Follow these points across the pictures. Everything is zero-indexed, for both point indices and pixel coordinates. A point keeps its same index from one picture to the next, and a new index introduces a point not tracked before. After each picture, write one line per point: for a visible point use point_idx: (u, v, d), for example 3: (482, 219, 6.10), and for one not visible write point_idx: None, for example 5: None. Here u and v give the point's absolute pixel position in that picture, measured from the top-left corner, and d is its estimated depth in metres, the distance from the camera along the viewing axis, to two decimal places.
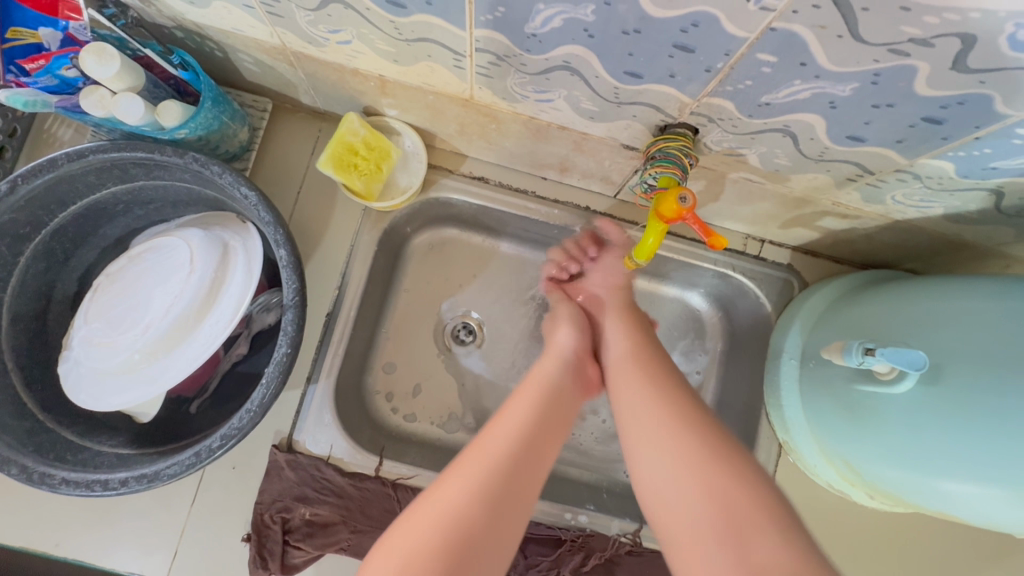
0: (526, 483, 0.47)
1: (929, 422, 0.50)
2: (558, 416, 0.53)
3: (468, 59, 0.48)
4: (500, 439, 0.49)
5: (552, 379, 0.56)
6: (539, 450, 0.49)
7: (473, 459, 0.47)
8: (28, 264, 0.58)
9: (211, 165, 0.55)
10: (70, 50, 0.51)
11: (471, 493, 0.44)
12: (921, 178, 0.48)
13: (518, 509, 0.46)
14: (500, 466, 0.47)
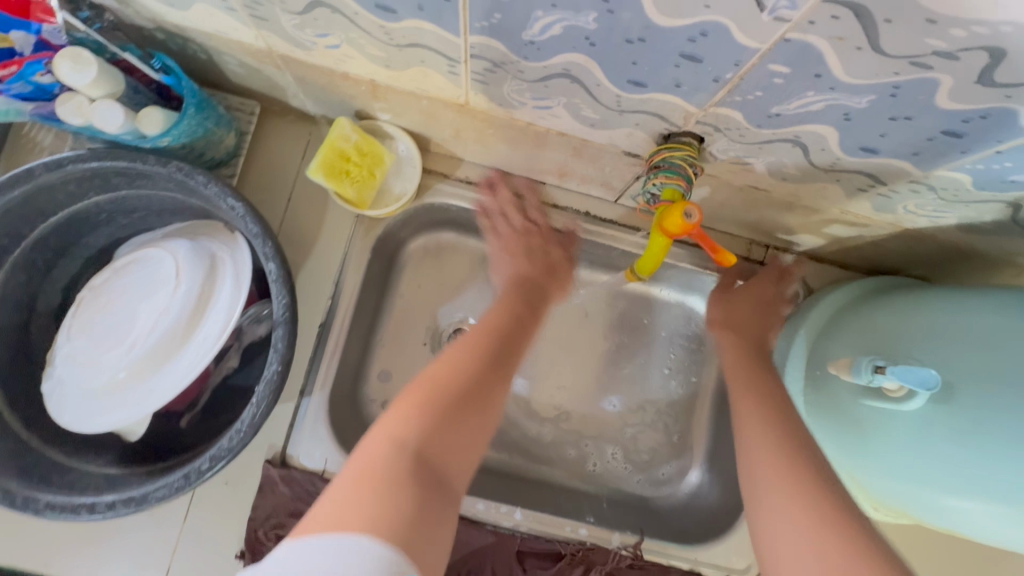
0: (506, 365, 0.55)
1: (931, 436, 0.50)
2: (530, 319, 0.61)
3: (463, 65, 0.46)
4: (484, 330, 0.57)
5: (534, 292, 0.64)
6: (515, 340, 0.57)
7: (462, 339, 0.55)
8: (8, 277, 0.56)
9: (196, 175, 0.53)
10: (43, 55, 0.48)
11: (463, 361, 0.51)
12: (935, 190, 0.47)
13: (498, 381, 0.53)
14: (485, 345, 0.54)
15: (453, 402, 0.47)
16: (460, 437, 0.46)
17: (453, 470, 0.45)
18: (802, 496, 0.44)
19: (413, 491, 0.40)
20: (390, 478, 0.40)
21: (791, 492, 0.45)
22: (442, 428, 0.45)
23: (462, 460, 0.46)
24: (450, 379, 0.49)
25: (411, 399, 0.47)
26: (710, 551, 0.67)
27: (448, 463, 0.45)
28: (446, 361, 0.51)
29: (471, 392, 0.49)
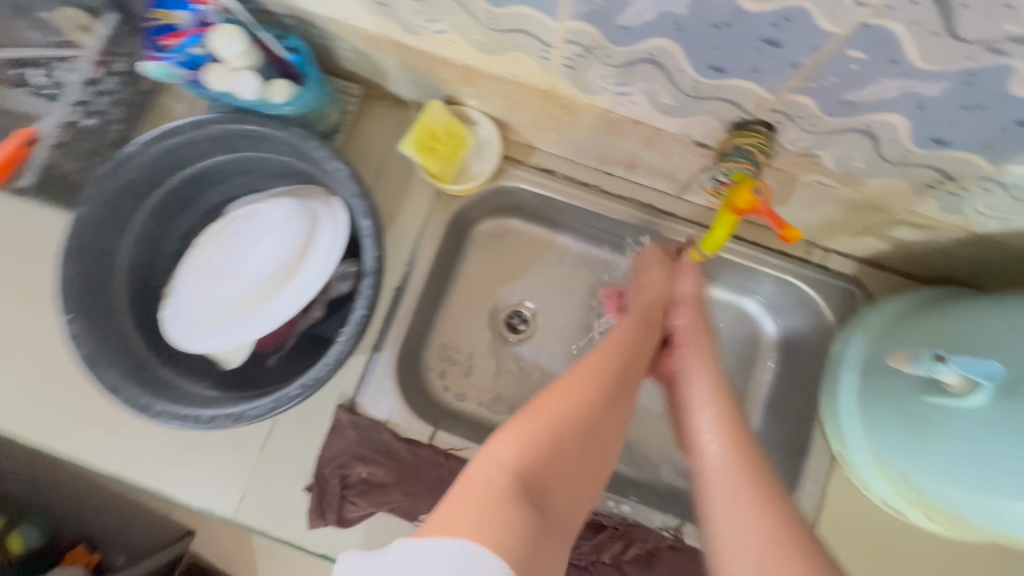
0: (615, 414, 0.52)
1: (989, 431, 0.49)
2: (637, 366, 0.57)
3: (556, 50, 0.51)
4: (597, 372, 0.53)
5: (647, 327, 0.62)
6: (627, 382, 0.55)
7: (574, 376, 0.52)
8: (144, 219, 0.65)
9: (310, 140, 0.61)
10: (201, 30, 0.58)
11: (579, 394, 0.50)
12: (1006, 187, 0.48)
13: (600, 443, 0.50)
14: (601, 387, 0.51)
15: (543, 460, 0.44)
16: (569, 478, 0.45)
17: (562, 506, 0.44)
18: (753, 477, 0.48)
19: (527, 518, 0.39)
20: (497, 502, 0.38)
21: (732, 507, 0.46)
22: (550, 468, 0.44)
23: (564, 497, 0.44)
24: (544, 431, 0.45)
25: (466, 503, 0.38)
26: None
27: (557, 500, 0.43)
28: (540, 404, 0.48)
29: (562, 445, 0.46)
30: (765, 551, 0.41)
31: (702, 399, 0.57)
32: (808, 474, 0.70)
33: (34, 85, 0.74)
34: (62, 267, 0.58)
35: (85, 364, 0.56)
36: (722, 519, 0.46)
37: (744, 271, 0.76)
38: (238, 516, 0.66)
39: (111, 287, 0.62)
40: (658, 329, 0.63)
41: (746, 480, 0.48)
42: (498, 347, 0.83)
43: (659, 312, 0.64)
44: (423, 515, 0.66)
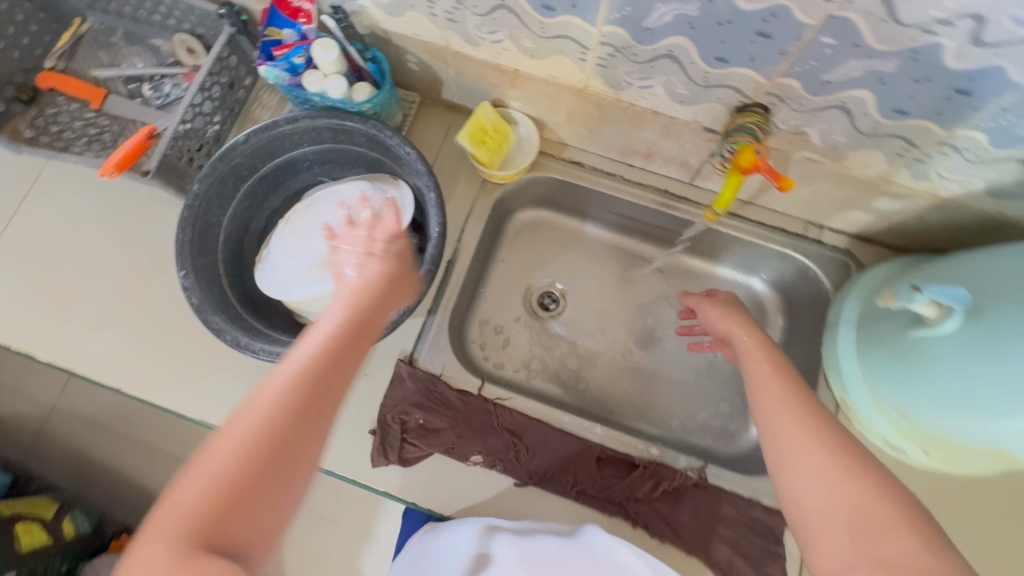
0: (314, 425, 0.43)
1: (972, 349, 0.58)
2: (343, 359, 0.47)
3: (592, 52, 0.64)
4: (287, 390, 0.43)
5: (353, 307, 0.50)
6: (333, 381, 0.45)
7: (252, 407, 0.42)
8: (240, 199, 0.77)
9: (385, 130, 0.73)
10: (303, 43, 0.71)
11: (259, 420, 0.42)
12: (960, 151, 0.59)
13: (316, 434, 0.43)
14: (291, 408, 0.43)
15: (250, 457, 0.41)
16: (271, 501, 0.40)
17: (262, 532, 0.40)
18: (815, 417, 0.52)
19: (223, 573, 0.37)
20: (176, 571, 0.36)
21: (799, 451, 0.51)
22: (238, 508, 0.39)
23: (268, 530, 0.40)
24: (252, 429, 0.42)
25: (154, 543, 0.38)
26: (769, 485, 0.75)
27: (251, 529, 0.40)
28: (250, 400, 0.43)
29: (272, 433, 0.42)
30: (836, 483, 0.47)
31: (766, 385, 0.57)
32: None
33: (146, 97, 0.89)
34: (180, 232, 0.69)
35: (197, 310, 0.67)
36: (794, 473, 0.50)
37: (750, 248, 0.87)
38: None
39: (214, 253, 0.73)
40: (387, 300, 0.53)
41: (816, 431, 0.51)
42: (532, 322, 0.93)
43: (358, 291, 0.52)
44: (474, 456, 0.74)
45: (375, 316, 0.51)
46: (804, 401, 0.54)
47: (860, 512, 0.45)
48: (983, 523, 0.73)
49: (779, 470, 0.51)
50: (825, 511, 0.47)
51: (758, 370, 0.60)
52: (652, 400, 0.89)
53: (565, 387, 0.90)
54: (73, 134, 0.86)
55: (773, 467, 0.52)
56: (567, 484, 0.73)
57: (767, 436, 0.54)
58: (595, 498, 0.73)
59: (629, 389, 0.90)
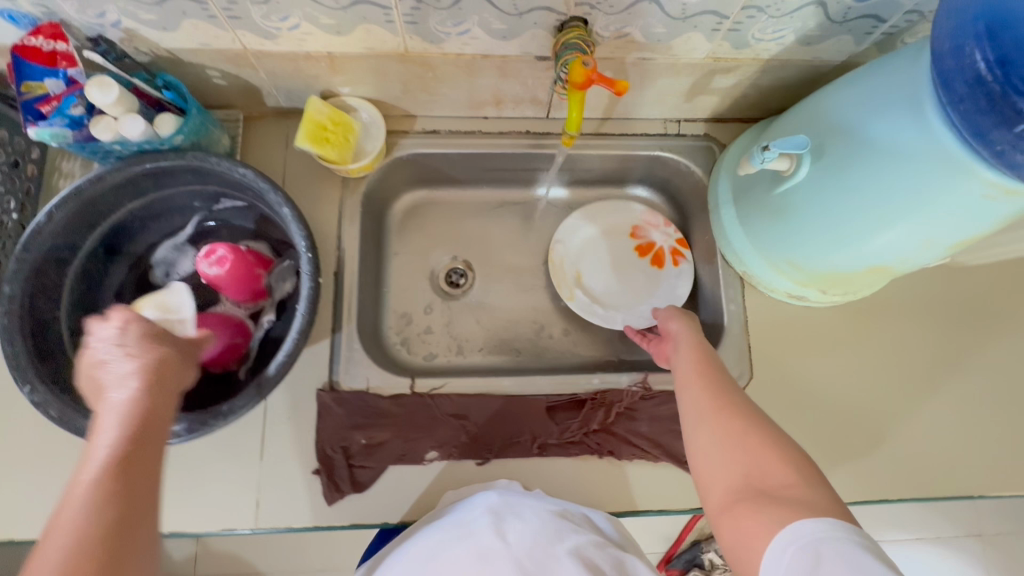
0: (140, 517, 0.41)
1: (826, 188, 0.62)
2: (138, 489, 0.41)
3: (394, 10, 0.60)
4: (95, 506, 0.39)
5: (133, 421, 0.44)
6: (138, 502, 0.41)
7: (58, 537, 0.38)
8: (72, 286, 0.67)
9: (209, 157, 0.66)
10: (74, 90, 0.62)
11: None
12: (763, 9, 0.62)
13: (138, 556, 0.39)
14: (104, 522, 0.39)
15: None
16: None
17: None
18: (721, 388, 0.57)
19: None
20: None
21: (714, 425, 0.53)
22: None
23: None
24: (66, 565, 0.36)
25: None
26: None
27: None
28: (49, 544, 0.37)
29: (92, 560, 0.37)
30: (735, 438, 0.52)
31: (684, 371, 0.60)
32: (730, 299, 0.83)
33: None
34: (5, 344, 0.59)
35: (60, 422, 0.58)
36: (716, 473, 0.51)
37: (623, 162, 0.88)
38: (258, 524, 0.69)
39: (62, 353, 0.64)
40: (165, 395, 0.47)
41: (728, 412, 0.54)
42: (446, 303, 0.90)
43: (132, 403, 0.45)
44: (430, 452, 0.72)
45: (156, 423, 0.45)
46: (717, 376, 0.58)
47: (754, 471, 0.49)
48: (880, 338, 0.83)
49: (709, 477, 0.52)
50: (727, 470, 0.51)
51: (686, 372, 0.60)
52: (585, 335, 0.90)
53: (502, 353, 0.88)
54: None
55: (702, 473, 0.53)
56: (528, 444, 0.73)
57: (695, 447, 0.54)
58: (558, 445, 0.73)
59: (560, 334, 0.90)
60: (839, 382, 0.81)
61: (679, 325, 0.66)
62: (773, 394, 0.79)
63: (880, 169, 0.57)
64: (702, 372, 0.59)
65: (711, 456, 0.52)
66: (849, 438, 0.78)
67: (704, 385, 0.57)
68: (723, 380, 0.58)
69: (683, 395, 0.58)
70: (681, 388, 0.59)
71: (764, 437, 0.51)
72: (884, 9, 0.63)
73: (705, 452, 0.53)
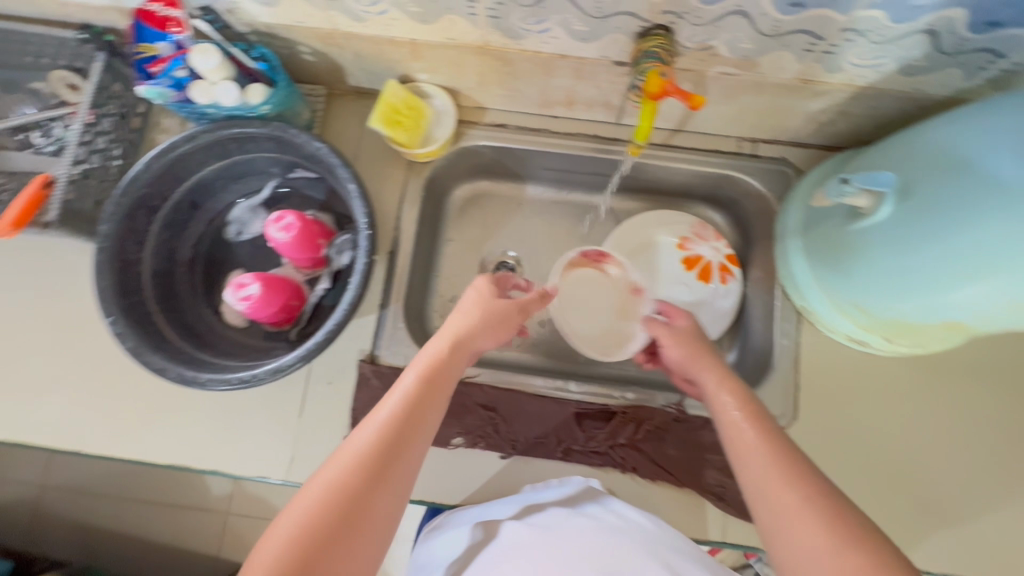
0: (410, 440, 0.51)
1: (911, 230, 0.58)
2: (413, 423, 0.52)
3: (479, 4, 0.61)
4: (386, 423, 0.51)
5: (427, 374, 0.55)
6: (411, 428, 0.51)
7: (349, 445, 0.50)
8: (157, 232, 0.74)
9: (290, 129, 0.70)
10: (179, 54, 0.67)
11: (353, 458, 0.48)
12: (864, 34, 0.58)
13: (393, 494, 0.49)
14: (387, 430, 0.50)
15: (363, 469, 0.48)
16: (344, 555, 0.45)
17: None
18: (783, 456, 0.50)
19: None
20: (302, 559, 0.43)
21: (786, 499, 0.47)
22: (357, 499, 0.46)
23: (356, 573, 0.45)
24: (365, 450, 0.49)
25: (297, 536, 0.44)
26: None
27: (362, 540, 0.46)
28: (349, 441, 0.50)
29: (376, 455, 0.49)
30: (811, 515, 0.46)
31: (734, 422, 0.55)
32: (783, 333, 0.80)
33: (38, 146, 0.84)
34: (97, 277, 0.65)
35: (133, 354, 0.64)
36: (789, 543, 0.46)
37: (690, 176, 0.86)
38: (291, 476, 0.73)
39: (142, 292, 0.70)
40: (455, 360, 0.58)
41: (798, 482, 0.48)
42: None
43: (434, 356, 0.57)
44: (455, 438, 0.73)
45: (449, 373, 0.57)
46: (775, 438, 0.52)
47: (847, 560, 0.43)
48: (944, 397, 0.77)
49: (779, 539, 0.46)
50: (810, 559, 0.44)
51: (736, 420, 0.55)
52: None
53: (539, 352, 0.89)
54: None
55: (770, 534, 0.47)
56: (552, 445, 0.73)
57: (760, 508, 0.49)
58: (582, 453, 0.73)
59: None
60: (891, 438, 0.76)
61: (709, 365, 0.63)
62: (815, 439, 0.76)
63: (975, 213, 0.52)
64: (760, 431, 0.53)
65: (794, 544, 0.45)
66: (895, 499, 0.73)
67: (765, 449, 0.51)
68: (782, 444, 0.52)
69: (743, 455, 0.52)
70: (734, 445, 0.54)
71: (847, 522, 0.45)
72: (1003, 44, 0.57)
73: (783, 538, 0.46)
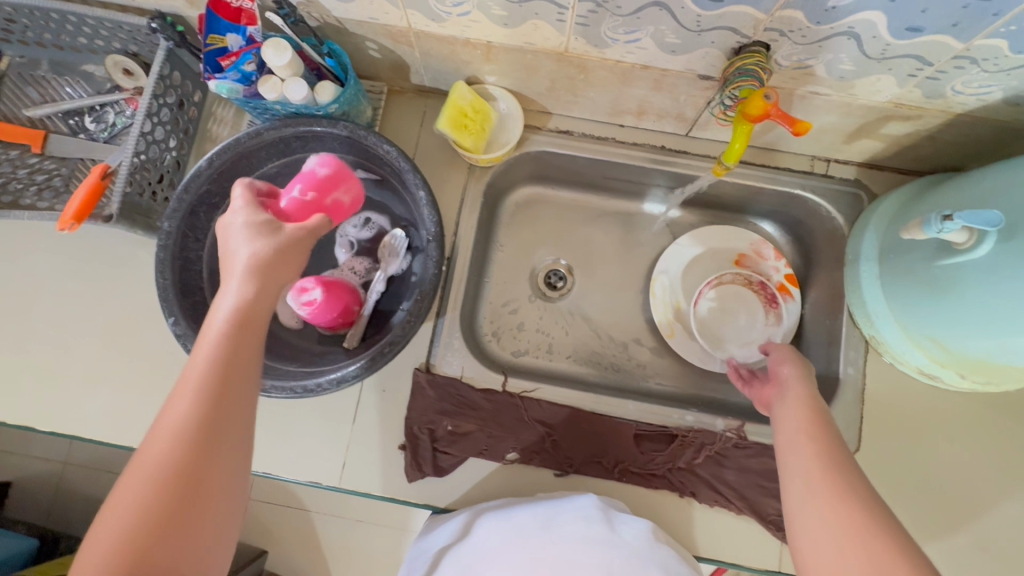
0: (235, 385, 0.46)
1: (1012, 270, 0.54)
2: (234, 366, 0.46)
3: (570, 11, 0.58)
4: (198, 381, 0.45)
5: (236, 309, 0.48)
6: (232, 374, 0.46)
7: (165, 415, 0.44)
8: (216, 229, 0.72)
9: (358, 130, 0.68)
10: (251, 48, 0.65)
11: (171, 427, 0.43)
12: (978, 62, 0.55)
13: (237, 428, 0.45)
14: (204, 387, 0.44)
15: (188, 434, 0.43)
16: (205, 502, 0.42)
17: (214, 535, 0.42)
18: (835, 457, 0.50)
19: None
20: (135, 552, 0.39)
21: (819, 491, 0.47)
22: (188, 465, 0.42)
23: (226, 504, 0.43)
24: (181, 417, 0.43)
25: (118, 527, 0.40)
26: None
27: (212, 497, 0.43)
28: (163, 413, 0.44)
29: (196, 418, 0.43)
30: (845, 514, 0.45)
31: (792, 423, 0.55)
32: (848, 361, 0.77)
33: (90, 132, 0.83)
34: (160, 275, 0.64)
35: None
36: (817, 528, 0.46)
37: (757, 193, 0.84)
38: (342, 483, 0.72)
39: (201, 291, 0.69)
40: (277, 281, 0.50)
41: (838, 482, 0.48)
42: (542, 303, 0.89)
43: (242, 293, 0.48)
44: (510, 453, 0.72)
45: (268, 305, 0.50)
46: (827, 442, 0.52)
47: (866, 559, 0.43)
48: (1012, 436, 0.75)
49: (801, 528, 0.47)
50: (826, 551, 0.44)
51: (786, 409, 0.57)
52: (678, 364, 0.87)
53: (589, 366, 0.87)
54: (19, 184, 0.79)
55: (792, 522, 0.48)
56: (610, 466, 0.72)
57: (791, 488, 0.50)
58: (640, 474, 0.72)
59: (652, 357, 0.87)
60: (956, 475, 0.74)
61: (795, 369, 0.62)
62: (877, 471, 0.74)
63: None
64: (815, 434, 0.53)
65: (816, 534, 0.46)
66: (957, 538, 0.72)
67: (818, 449, 0.51)
68: (832, 448, 0.51)
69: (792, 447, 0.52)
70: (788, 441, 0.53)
71: (886, 532, 0.44)
72: None
73: (806, 528, 0.46)
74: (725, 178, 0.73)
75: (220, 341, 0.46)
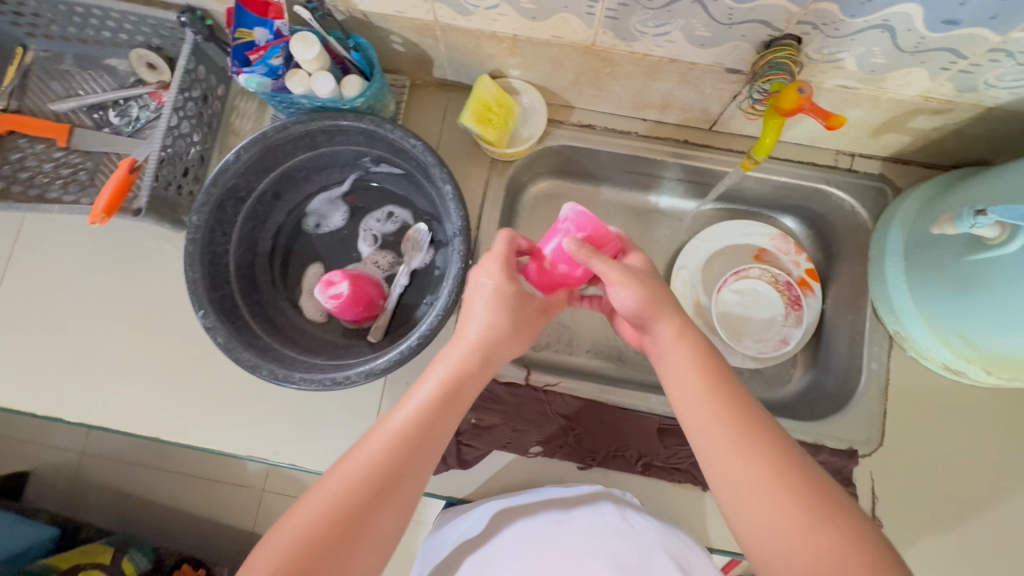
0: (427, 442, 0.48)
1: None
2: (430, 426, 0.49)
3: (600, 4, 0.58)
4: (403, 424, 0.48)
5: (450, 373, 0.52)
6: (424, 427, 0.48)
7: (362, 448, 0.47)
8: (242, 223, 0.72)
9: (385, 124, 0.67)
10: (279, 41, 0.65)
11: (366, 458, 0.46)
12: (1013, 55, 0.55)
13: (414, 482, 0.47)
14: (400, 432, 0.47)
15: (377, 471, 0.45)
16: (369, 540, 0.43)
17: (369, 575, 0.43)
18: (739, 422, 0.47)
19: None
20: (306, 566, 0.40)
21: (734, 458, 0.46)
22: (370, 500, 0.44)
23: (362, 574, 0.43)
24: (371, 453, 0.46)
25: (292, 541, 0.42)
26: (831, 426, 0.75)
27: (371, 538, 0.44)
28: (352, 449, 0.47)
29: (388, 458, 0.46)
30: (764, 479, 0.44)
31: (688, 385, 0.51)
32: (871, 356, 0.77)
33: (115, 126, 0.83)
34: (189, 269, 0.64)
35: (225, 350, 0.63)
36: (742, 497, 0.44)
37: (779, 188, 0.83)
38: None
39: (228, 285, 0.69)
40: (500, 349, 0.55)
41: (753, 447, 0.46)
42: None
43: (465, 354, 0.53)
44: (534, 447, 0.73)
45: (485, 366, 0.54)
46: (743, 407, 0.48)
47: (790, 522, 0.41)
48: None
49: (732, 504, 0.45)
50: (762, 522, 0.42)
51: (707, 422, 0.48)
52: None
53: (609, 360, 0.87)
54: (45, 178, 0.79)
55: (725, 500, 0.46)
56: (633, 459, 0.73)
57: (733, 500, 0.45)
58: (663, 468, 0.72)
59: None
60: (979, 470, 0.74)
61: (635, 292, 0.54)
62: (899, 466, 0.74)
63: None
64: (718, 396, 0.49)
65: (746, 506, 0.44)
66: (980, 533, 0.72)
67: (723, 413, 0.48)
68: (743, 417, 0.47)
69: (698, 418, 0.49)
70: (690, 409, 0.50)
71: (805, 493, 0.43)
72: None
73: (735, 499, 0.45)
74: (753, 172, 0.73)
75: (436, 389, 0.50)
